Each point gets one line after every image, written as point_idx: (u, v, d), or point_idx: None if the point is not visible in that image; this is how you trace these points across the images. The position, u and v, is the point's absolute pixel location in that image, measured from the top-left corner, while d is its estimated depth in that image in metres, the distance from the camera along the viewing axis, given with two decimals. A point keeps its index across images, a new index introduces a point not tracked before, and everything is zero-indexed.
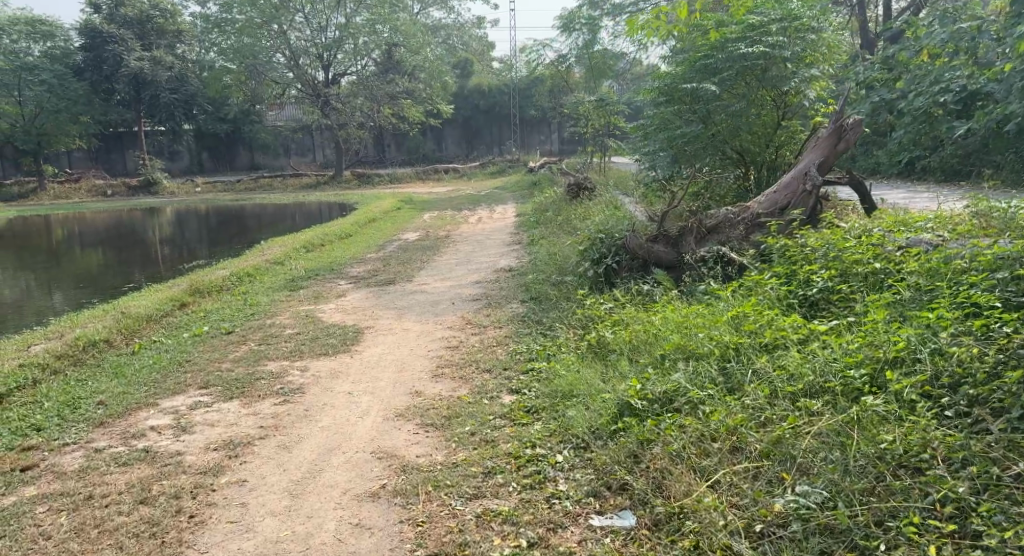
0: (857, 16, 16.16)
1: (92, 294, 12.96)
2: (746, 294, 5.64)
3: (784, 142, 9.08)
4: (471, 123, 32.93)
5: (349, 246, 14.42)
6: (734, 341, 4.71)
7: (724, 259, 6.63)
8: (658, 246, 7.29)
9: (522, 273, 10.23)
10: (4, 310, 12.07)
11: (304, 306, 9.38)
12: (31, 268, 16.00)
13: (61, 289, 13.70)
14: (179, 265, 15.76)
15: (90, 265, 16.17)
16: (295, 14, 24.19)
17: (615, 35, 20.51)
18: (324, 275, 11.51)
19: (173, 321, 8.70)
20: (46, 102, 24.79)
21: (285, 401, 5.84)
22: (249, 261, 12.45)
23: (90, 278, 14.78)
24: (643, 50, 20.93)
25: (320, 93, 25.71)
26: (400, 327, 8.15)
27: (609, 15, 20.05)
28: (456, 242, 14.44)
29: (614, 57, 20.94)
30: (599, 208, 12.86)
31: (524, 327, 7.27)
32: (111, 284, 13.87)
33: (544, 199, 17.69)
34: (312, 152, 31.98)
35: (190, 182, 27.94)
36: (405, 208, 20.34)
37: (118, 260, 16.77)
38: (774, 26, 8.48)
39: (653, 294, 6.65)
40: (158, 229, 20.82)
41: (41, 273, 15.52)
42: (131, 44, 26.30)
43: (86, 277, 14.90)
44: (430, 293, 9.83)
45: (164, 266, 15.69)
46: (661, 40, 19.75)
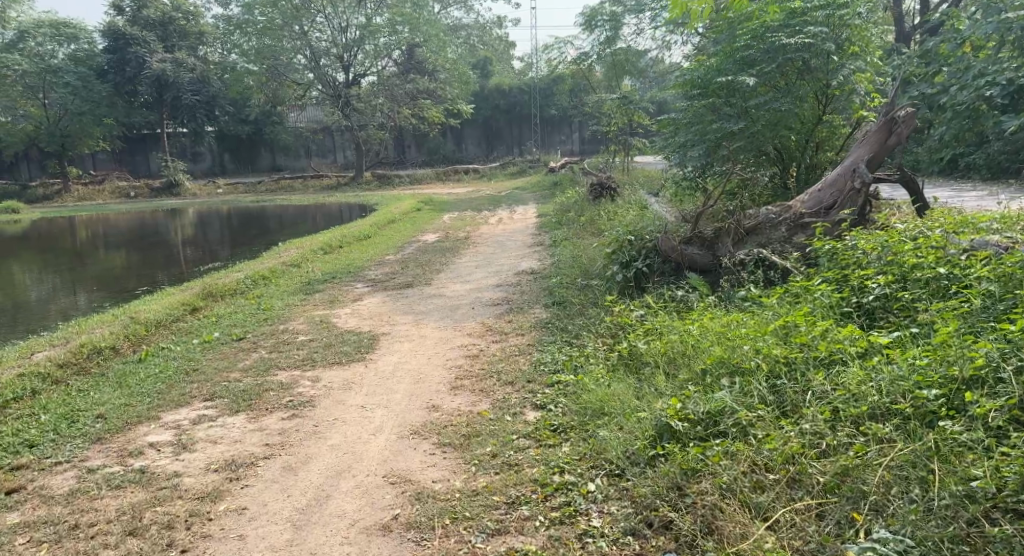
0: (892, 10, 15.61)
1: (111, 295, 12.71)
2: (793, 304, 5.24)
3: (825, 138, 8.89)
4: (492, 123, 32.54)
5: (368, 247, 14.07)
6: (784, 354, 4.31)
7: (765, 262, 6.27)
8: (692, 248, 6.88)
9: (545, 277, 9.82)
10: (22, 311, 11.82)
11: (318, 311, 9.02)
12: (53, 269, 15.80)
13: (84, 289, 13.50)
14: (199, 266, 15.51)
15: (112, 266, 15.97)
16: (316, 15, 23.82)
17: (638, 32, 20.07)
18: (340, 278, 11.17)
19: (184, 326, 8.33)
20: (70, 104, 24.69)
21: (293, 416, 5.44)
22: (266, 263, 12.12)
23: (112, 278, 14.55)
24: (667, 48, 20.46)
25: (341, 93, 25.29)
26: (418, 333, 7.77)
27: (633, 12, 19.58)
28: (476, 243, 14.06)
29: (637, 54, 20.48)
30: (625, 209, 12.42)
31: (548, 336, 6.87)
32: (134, 285, 13.64)
33: (566, 199, 17.28)
34: (333, 153, 31.56)
35: (211, 183, 27.74)
36: (425, 209, 19.99)
37: (141, 260, 16.59)
38: (818, 13, 8.32)
39: (688, 301, 6.25)
40: (180, 230, 20.62)
41: (66, 273, 15.34)
42: (154, 45, 26.14)
43: (108, 278, 14.68)
44: (449, 297, 9.44)
45: (185, 267, 15.45)
46: (686, 37, 19.28)
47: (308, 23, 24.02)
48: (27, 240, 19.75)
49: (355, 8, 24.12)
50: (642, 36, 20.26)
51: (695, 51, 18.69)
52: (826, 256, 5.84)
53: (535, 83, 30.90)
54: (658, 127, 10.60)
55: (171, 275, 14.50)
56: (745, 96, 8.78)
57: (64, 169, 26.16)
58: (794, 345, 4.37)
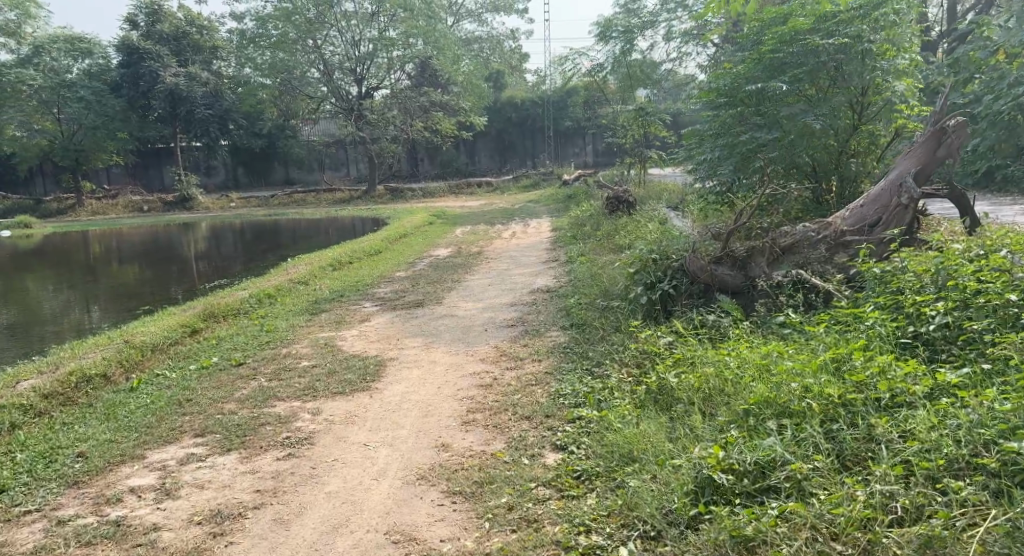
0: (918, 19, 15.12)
1: (123, 309, 12.35)
2: (842, 336, 4.84)
3: (861, 148, 8.70)
4: (504, 135, 32.10)
5: (378, 263, 13.61)
6: (838, 393, 3.92)
7: (804, 285, 6.00)
8: (723, 268, 6.51)
9: (563, 296, 9.31)
10: (30, 326, 11.46)
11: (323, 333, 8.54)
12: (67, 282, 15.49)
13: (98, 303, 13.07)
14: (213, 281, 15.16)
15: (126, 280, 15.65)
16: (330, 30, 23.53)
17: (653, 44, 19.65)
18: (348, 297, 10.71)
19: (182, 351, 7.81)
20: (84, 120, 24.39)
21: (289, 455, 4.97)
22: (272, 281, 11.68)
23: (127, 292, 14.22)
24: (681, 60, 20.01)
25: (354, 107, 24.92)
26: (427, 358, 7.30)
27: (649, 24, 19.14)
28: (489, 259, 13.56)
29: (652, 66, 20.03)
30: (645, 224, 11.93)
31: (567, 363, 6.42)
32: (147, 299, 13.21)
33: (582, 212, 16.78)
34: (347, 166, 31.41)
35: (224, 197, 27.37)
36: (437, 222, 19.55)
37: (154, 274, 16.20)
38: (850, 16, 8.18)
39: (721, 327, 5.81)
40: (193, 244, 20.30)
41: (79, 288, 14.90)
42: (167, 59, 25.76)
43: (122, 291, 14.34)
44: (460, 318, 8.95)
45: (199, 281, 15.10)
46: (702, 48, 18.84)
47: (322, 37, 23.73)
48: (42, 254, 19.45)
49: (368, 22, 23.77)
50: (657, 48, 19.83)
51: (711, 62, 18.23)
52: (873, 283, 5.48)
53: (548, 95, 30.58)
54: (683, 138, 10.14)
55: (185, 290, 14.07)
56: (776, 104, 8.63)
57: (78, 184, 25.88)
58: (847, 383, 3.98)
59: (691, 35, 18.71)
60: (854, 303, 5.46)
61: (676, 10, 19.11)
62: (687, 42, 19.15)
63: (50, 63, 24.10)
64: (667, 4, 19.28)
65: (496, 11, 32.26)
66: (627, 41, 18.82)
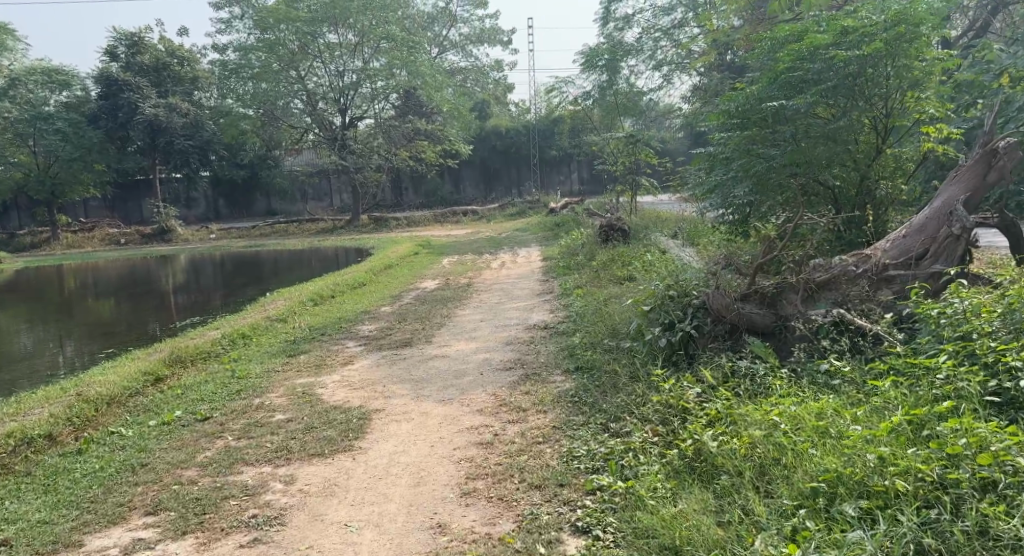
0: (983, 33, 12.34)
1: (100, 345, 11.55)
2: (910, 392, 4.40)
3: (881, 171, 8.21)
4: (489, 164, 31.50)
5: (362, 298, 12.84)
6: (925, 469, 3.59)
7: (847, 326, 5.62)
8: (750, 307, 6.06)
9: (565, 333, 8.52)
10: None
11: (301, 379, 7.68)
12: (41, 318, 14.66)
13: (71, 341, 12.09)
14: (196, 314, 14.38)
15: (103, 314, 14.84)
16: (313, 61, 23.01)
17: (637, 74, 19.06)
18: (328, 336, 9.86)
19: (143, 402, 6.89)
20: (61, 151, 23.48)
21: (255, 542, 4.35)
22: (247, 318, 10.84)
23: (105, 327, 13.41)
24: (666, 89, 19.43)
25: (338, 137, 24.34)
26: (417, 410, 6.47)
27: (635, 54, 18.74)
28: (480, 291, 12.76)
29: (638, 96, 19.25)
30: (647, 257, 11.22)
31: (578, 417, 5.77)
32: (123, 336, 12.25)
33: (574, 241, 16.06)
34: (330, 197, 30.78)
35: (204, 228, 26.47)
36: (423, 252, 18.76)
37: (131, 309, 15.35)
38: (877, 28, 7.62)
39: (756, 375, 5.38)
40: (172, 277, 19.49)
41: (56, 323, 14.07)
42: (147, 91, 24.91)
43: (100, 326, 13.54)
44: (453, 360, 8.13)
45: (181, 314, 14.32)
46: (689, 75, 18.42)
47: (305, 68, 23.14)
48: (14, 289, 18.55)
49: (353, 52, 23.24)
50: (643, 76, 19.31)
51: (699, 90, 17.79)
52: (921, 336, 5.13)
53: (534, 124, 30.13)
54: (702, 161, 9.49)
55: (163, 326, 13.19)
56: (796, 124, 8.06)
57: (53, 217, 24.89)
58: (927, 451, 3.67)
59: (679, 64, 18.31)
60: (910, 354, 5.04)
61: (660, 39, 18.65)
62: (674, 71, 18.60)
63: (27, 94, 23.44)
64: (653, 32, 18.81)
65: (480, 42, 31.77)
66: (611, 72, 18.18)
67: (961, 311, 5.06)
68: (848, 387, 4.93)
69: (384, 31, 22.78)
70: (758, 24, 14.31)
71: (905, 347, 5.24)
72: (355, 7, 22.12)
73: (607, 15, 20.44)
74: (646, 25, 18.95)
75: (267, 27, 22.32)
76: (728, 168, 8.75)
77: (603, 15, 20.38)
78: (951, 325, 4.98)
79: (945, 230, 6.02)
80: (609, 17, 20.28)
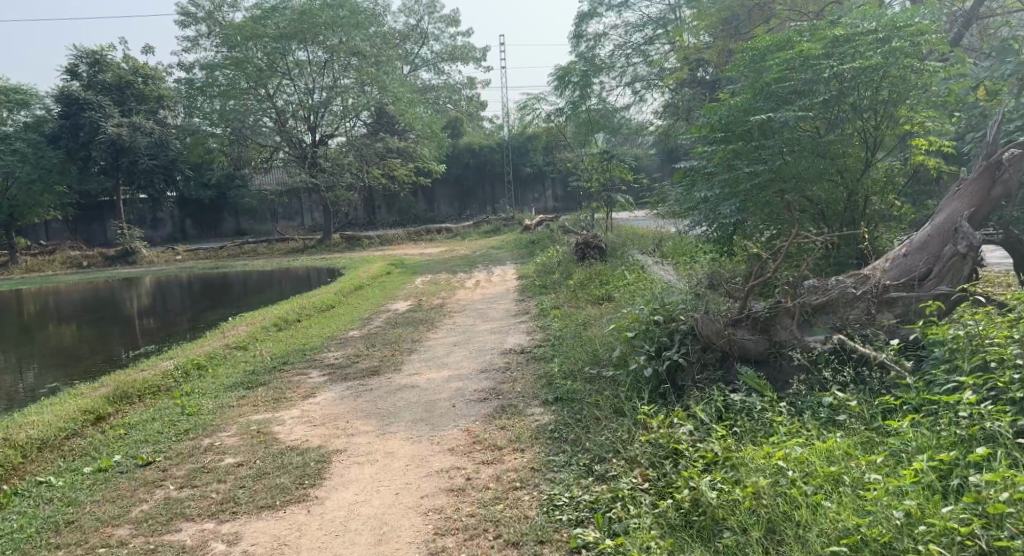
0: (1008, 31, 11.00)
1: (56, 372, 10.88)
2: (930, 430, 4.06)
3: (872, 188, 7.83)
4: (463, 182, 30.97)
5: (329, 321, 12.26)
6: (966, 533, 3.40)
7: (849, 354, 5.17)
8: (742, 333, 5.57)
9: (543, 358, 8.00)
10: None
11: (257, 416, 7.06)
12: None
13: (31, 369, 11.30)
14: (161, 337, 13.70)
15: (64, 339, 14.16)
16: (282, 79, 22.38)
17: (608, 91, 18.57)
18: (291, 366, 9.24)
19: (80, 446, 6.28)
20: (19, 172, 22.53)
21: None
22: (203, 346, 10.20)
23: (65, 353, 12.74)
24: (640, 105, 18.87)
25: (308, 155, 23.72)
26: (383, 449, 5.92)
27: (609, 70, 18.35)
28: (453, 312, 12.21)
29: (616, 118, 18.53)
30: (628, 277, 10.74)
31: (558, 457, 5.26)
32: (83, 362, 11.54)
33: (550, 258, 15.56)
34: (300, 216, 30.11)
35: (171, 250, 25.68)
36: (396, 272, 18.18)
37: (98, 334, 14.58)
38: (867, 38, 7.25)
39: (754, 409, 4.95)
40: (137, 299, 18.79)
41: (13, 350, 13.39)
42: (110, 109, 24.18)
43: (60, 352, 12.87)
44: (423, 390, 7.55)
45: (146, 339, 13.66)
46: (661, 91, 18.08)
47: (274, 87, 22.55)
48: None
49: (322, 70, 22.68)
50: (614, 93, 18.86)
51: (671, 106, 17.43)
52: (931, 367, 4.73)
53: (508, 141, 29.73)
54: (686, 175, 9.03)
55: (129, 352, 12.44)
56: (782, 136, 7.59)
57: (11, 240, 23.97)
58: (963, 506, 3.49)
59: (652, 81, 18.00)
60: (923, 387, 4.61)
61: (634, 56, 18.34)
62: (647, 88, 18.23)
63: None
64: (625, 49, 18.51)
65: (452, 59, 31.33)
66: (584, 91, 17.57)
67: (975, 336, 4.66)
68: (856, 424, 4.53)
69: (355, 48, 22.33)
70: (733, 40, 14.00)
71: (914, 376, 4.81)
72: (324, 23, 21.61)
73: (578, 32, 20.09)
74: (617, 43, 18.60)
75: (234, 45, 21.70)
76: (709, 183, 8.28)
77: (575, 32, 20.02)
78: (965, 355, 4.58)
79: (949, 249, 5.59)
80: (580, 33, 19.92)
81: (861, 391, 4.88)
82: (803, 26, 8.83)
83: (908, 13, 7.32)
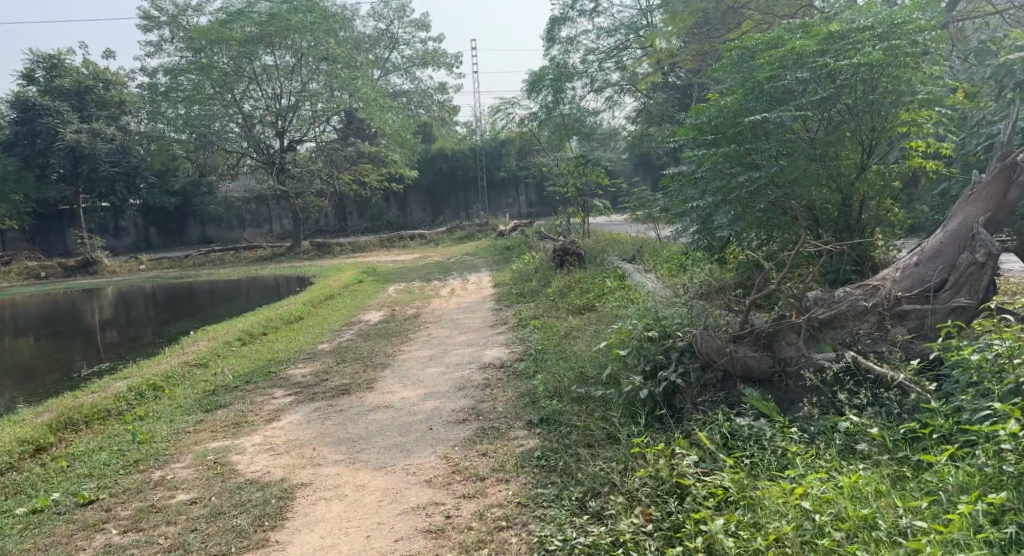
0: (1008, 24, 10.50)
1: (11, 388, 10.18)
2: (971, 468, 3.70)
3: (873, 191, 7.25)
4: (436, 187, 30.39)
5: (298, 334, 11.68)
6: None
7: (863, 372, 4.70)
8: (745, 349, 5.09)
9: (524, 374, 7.47)
10: None
11: (215, 444, 6.50)
12: None
13: None
14: (124, 350, 13.00)
15: (22, 354, 13.43)
16: (249, 83, 21.65)
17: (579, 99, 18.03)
18: (254, 385, 8.63)
19: (15, 483, 5.79)
20: None
21: None
22: (160, 365, 9.58)
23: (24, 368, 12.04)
24: (612, 110, 18.42)
25: (275, 161, 22.99)
26: (354, 482, 5.38)
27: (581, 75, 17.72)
28: (428, 323, 11.67)
29: (591, 121, 17.98)
30: (612, 285, 10.25)
31: (547, 489, 4.79)
32: (41, 378, 10.84)
33: (526, 266, 15.07)
34: (269, 223, 29.35)
35: (134, 259, 24.84)
36: (367, 280, 17.59)
37: (59, 347, 13.89)
38: (864, 35, 6.77)
39: (762, 434, 4.50)
40: (99, 311, 18.06)
41: None
42: (68, 115, 23.38)
43: (18, 367, 12.15)
44: (396, 411, 6.98)
45: (110, 352, 12.95)
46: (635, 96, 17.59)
47: (240, 92, 21.76)
48: None
49: (289, 75, 22.00)
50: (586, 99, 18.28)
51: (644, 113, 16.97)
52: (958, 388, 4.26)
53: (481, 146, 29.21)
54: (672, 179, 8.54)
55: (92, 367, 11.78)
56: (775, 138, 7.10)
57: None
58: None
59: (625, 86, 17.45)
60: (951, 411, 4.17)
61: (605, 61, 17.38)
62: (619, 93, 17.77)
63: None
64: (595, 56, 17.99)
65: (424, 64, 30.75)
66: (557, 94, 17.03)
67: (1004, 354, 4.23)
68: (878, 454, 4.12)
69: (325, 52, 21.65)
70: (708, 44, 13.61)
71: (938, 399, 4.35)
72: (293, 27, 20.95)
73: (550, 36, 19.64)
74: (588, 47, 18.09)
75: (198, 49, 20.94)
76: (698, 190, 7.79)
77: (548, 36, 19.54)
78: (998, 376, 4.16)
79: (966, 258, 5.07)
80: (553, 38, 19.49)
81: (876, 414, 4.41)
82: (794, 22, 8.34)
83: (908, 7, 6.87)
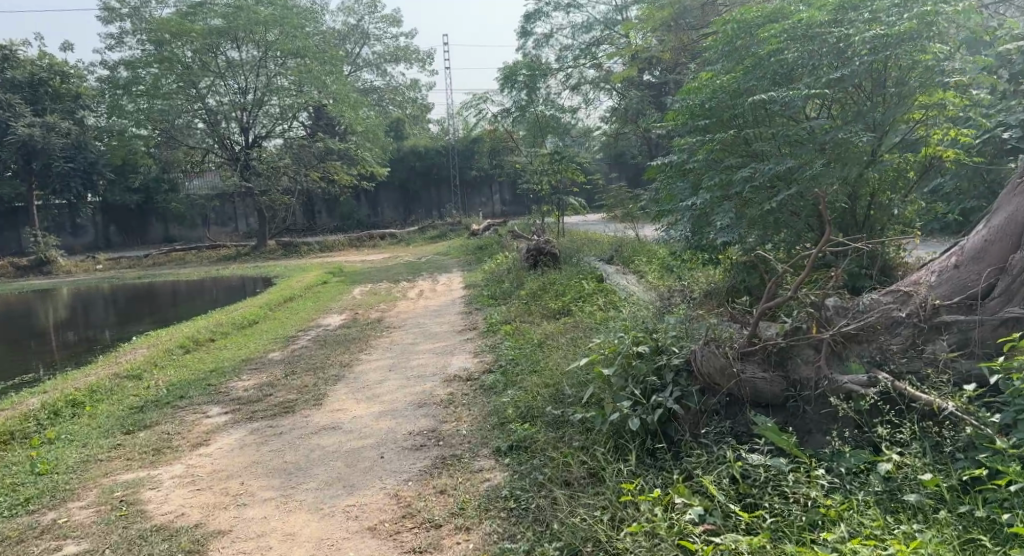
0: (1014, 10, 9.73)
1: None
2: None
3: (880, 187, 6.36)
4: (408, 186, 29.37)
5: (251, 340, 10.67)
6: None
7: (902, 400, 3.85)
8: (753, 370, 4.20)
9: (494, 390, 6.53)
10: None
11: (126, 476, 5.52)
12: None
13: None
14: (76, 353, 11.98)
15: None
16: (214, 78, 20.41)
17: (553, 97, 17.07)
18: (189, 401, 7.56)
19: None
20: None
21: None
22: (88, 378, 8.52)
23: None
24: (588, 107, 17.50)
25: (239, 157, 21.76)
26: (282, 531, 4.47)
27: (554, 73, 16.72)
28: (393, 328, 10.68)
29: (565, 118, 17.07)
30: (593, 289, 9.33)
31: (516, 545, 3.95)
32: None
33: (500, 266, 14.12)
34: (234, 221, 28.13)
35: (90, 258, 23.56)
36: (333, 281, 16.56)
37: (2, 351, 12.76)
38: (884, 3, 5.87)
39: (785, 477, 3.67)
40: (51, 313, 16.80)
41: None
42: (20, 108, 21.75)
43: None
44: (344, 434, 5.99)
45: (60, 355, 11.92)
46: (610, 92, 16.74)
47: (205, 85, 20.53)
48: None
49: (257, 69, 20.87)
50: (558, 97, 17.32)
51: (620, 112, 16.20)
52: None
53: (454, 144, 28.26)
54: (657, 170, 7.60)
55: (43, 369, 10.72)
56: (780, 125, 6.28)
57: None
58: None
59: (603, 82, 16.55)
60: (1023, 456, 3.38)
61: (581, 58, 16.33)
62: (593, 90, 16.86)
63: None
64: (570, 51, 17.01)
65: (395, 60, 29.74)
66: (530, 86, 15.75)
67: None
68: (937, 511, 3.36)
69: (294, 47, 20.57)
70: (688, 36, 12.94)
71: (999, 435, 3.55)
72: (261, 20, 19.82)
73: (524, 31, 18.78)
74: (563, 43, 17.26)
75: (160, 41, 19.70)
76: (693, 182, 6.89)
77: (522, 31, 18.69)
78: None
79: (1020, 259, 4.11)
80: (527, 32, 18.61)
81: (923, 452, 3.61)
82: None
83: None
